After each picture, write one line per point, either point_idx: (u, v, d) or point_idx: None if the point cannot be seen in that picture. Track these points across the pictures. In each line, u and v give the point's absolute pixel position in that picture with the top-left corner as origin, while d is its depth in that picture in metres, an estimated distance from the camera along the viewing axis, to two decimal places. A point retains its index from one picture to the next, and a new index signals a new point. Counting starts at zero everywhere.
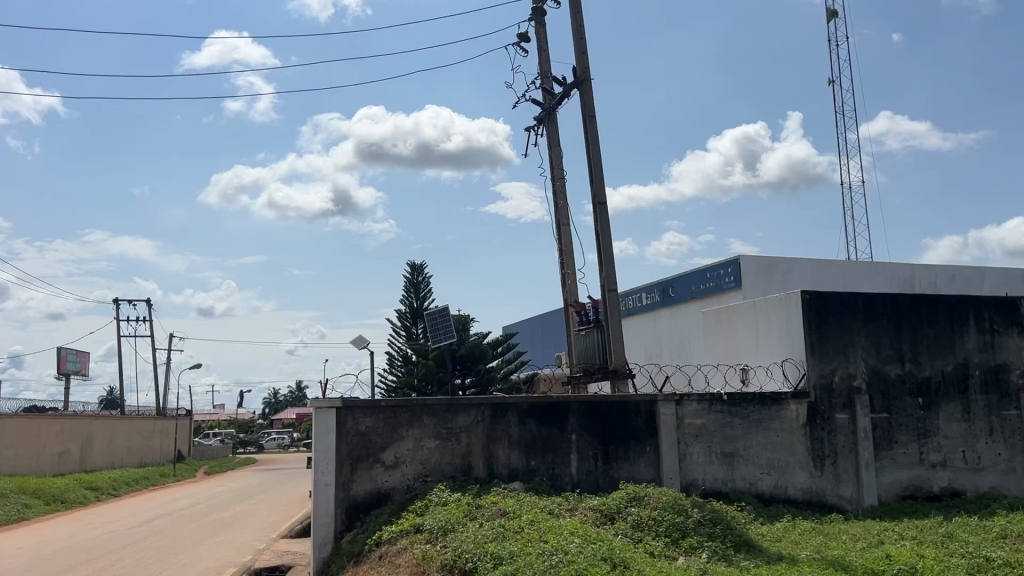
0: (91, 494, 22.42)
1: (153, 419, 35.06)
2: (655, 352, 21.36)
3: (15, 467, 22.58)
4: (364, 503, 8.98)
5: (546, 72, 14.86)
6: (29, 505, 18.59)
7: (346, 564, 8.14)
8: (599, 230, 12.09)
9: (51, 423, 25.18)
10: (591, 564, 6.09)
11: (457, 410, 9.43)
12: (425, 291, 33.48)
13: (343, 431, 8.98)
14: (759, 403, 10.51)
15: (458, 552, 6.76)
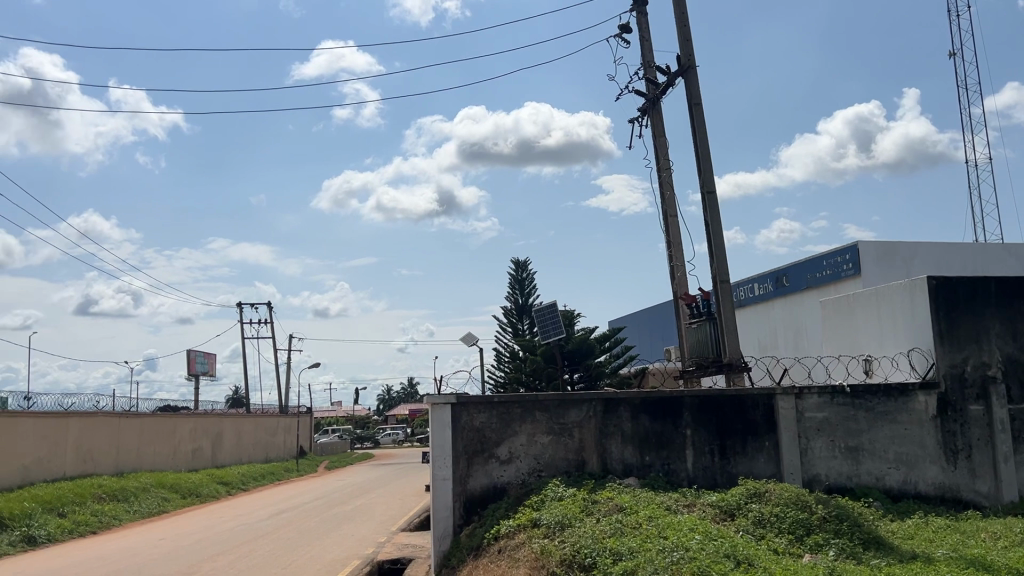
0: (223, 489, 23.65)
1: (276, 416, 36.64)
2: (770, 344, 20.79)
3: (154, 463, 24.06)
4: (480, 497, 9.12)
5: (649, 62, 14.66)
6: (167, 499, 19.79)
7: (466, 557, 8.28)
8: (709, 220, 11.84)
9: (184, 421, 26.68)
10: (714, 562, 5.97)
11: (568, 406, 9.43)
12: (529, 287, 33.73)
13: (458, 427, 9.15)
14: (884, 395, 10.07)
15: (577, 547, 6.78)
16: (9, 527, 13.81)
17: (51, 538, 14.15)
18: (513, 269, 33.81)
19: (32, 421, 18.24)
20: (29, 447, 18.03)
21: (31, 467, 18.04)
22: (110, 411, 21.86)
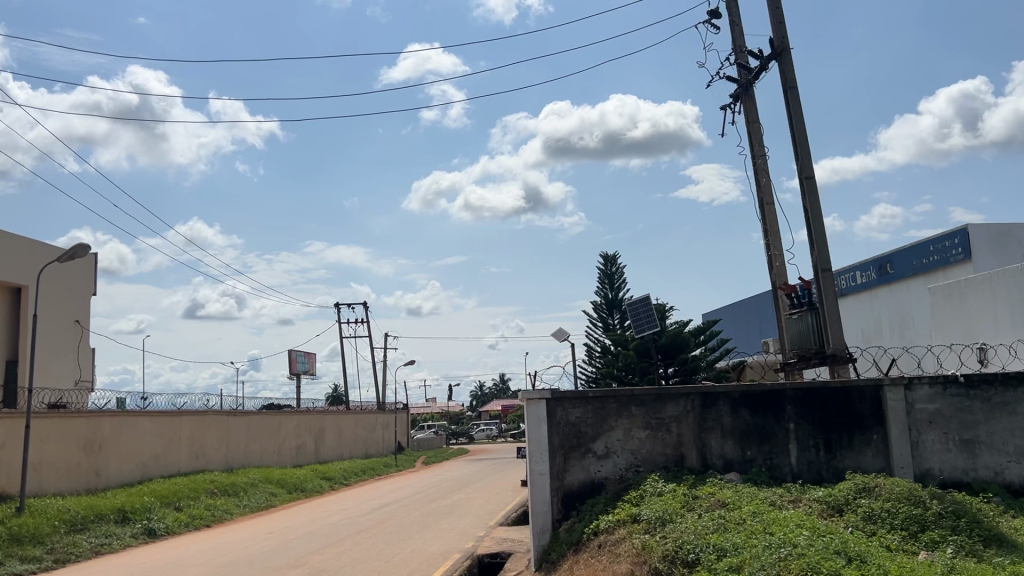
0: (327, 484, 24.37)
1: (374, 413, 37.52)
2: (874, 334, 20.03)
3: (261, 459, 25.01)
4: (579, 493, 9.11)
5: (740, 46, 14.31)
6: (274, 494, 20.53)
7: (566, 552, 8.28)
8: (808, 207, 11.47)
9: (288, 419, 27.62)
10: (824, 559, 5.79)
11: (665, 400, 9.30)
12: (619, 281, 33.44)
13: (554, 422, 9.15)
14: (1002, 385, 9.52)
15: (679, 542, 6.69)
16: (131, 519, 14.58)
17: (169, 531, 14.88)
18: (602, 264, 33.62)
19: (149, 419, 19.20)
20: (147, 445, 18.99)
21: (149, 464, 19.00)
22: (220, 410, 22.82)
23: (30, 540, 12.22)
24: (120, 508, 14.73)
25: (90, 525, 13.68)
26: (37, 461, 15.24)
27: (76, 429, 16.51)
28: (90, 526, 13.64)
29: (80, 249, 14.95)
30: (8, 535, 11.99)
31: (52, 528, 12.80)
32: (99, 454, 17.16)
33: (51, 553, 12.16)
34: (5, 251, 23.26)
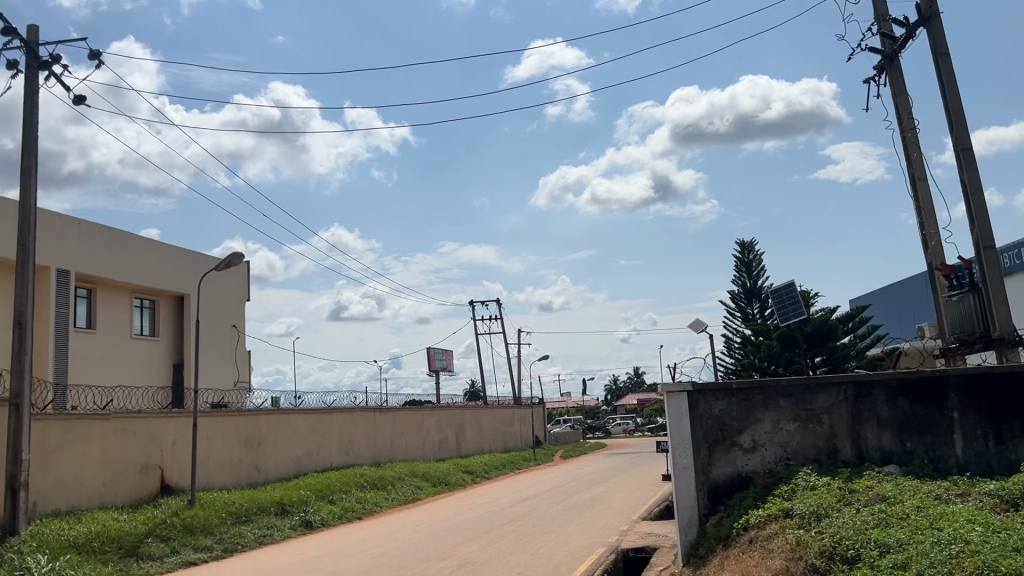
0: (469, 477, 24.89)
1: (512, 408, 37.98)
2: None
3: (406, 453, 25.84)
4: (726, 487, 8.88)
5: (883, 15, 13.53)
6: (420, 487, 21.17)
7: (715, 548, 8.08)
8: (966, 181, 10.72)
9: (431, 414, 28.41)
10: (1002, 556, 5.36)
11: (815, 390, 8.92)
12: (758, 269, 32.37)
13: (697, 415, 8.96)
14: None
15: (837, 538, 6.40)
16: (289, 512, 15.40)
17: (324, 523, 15.62)
18: (739, 251, 32.65)
19: (302, 417, 20.20)
20: (301, 442, 19.98)
21: (304, 460, 20.00)
22: (367, 407, 23.73)
23: (202, 530, 13.12)
24: (279, 501, 15.57)
25: (253, 516, 14.54)
26: (204, 457, 16.34)
27: (237, 428, 17.58)
28: (254, 518, 14.50)
29: (235, 257, 15.90)
30: (182, 525, 12.91)
31: (220, 520, 13.68)
32: (259, 450, 18.22)
33: (220, 542, 13.01)
34: (168, 262, 25.06)
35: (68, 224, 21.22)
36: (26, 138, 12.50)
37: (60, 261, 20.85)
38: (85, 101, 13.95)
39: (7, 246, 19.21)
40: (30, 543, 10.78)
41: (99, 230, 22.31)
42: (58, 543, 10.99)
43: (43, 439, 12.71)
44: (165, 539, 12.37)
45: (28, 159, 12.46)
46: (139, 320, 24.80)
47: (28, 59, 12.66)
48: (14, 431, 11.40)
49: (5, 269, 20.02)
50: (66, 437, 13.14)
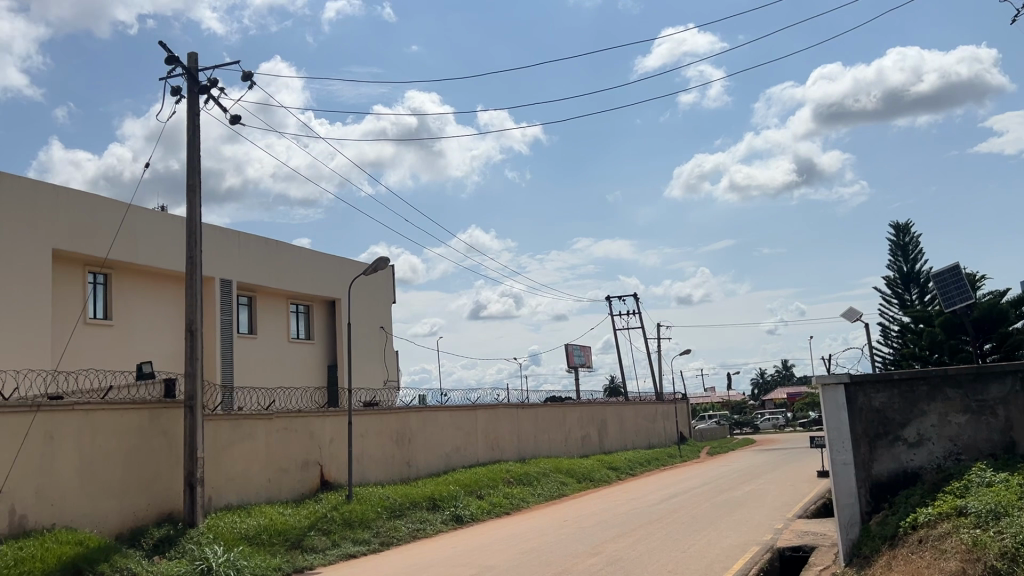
0: (614, 474, 24.79)
1: (655, 403, 37.50)
2: None
3: (550, 450, 26.02)
4: (890, 484, 8.42)
5: None
6: (565, 483, 21.26)
7: (881, 548, 7.66)
8: None
9: (573, 410, 28.48)
10: None
11: (987, 380, 8.28)
12: (915, 252, 30.52)
13: (855, 408, 8.53)
14: None
15: (1020, 539, 5.94)
16: (441, 506, 15.84)
17: (474, 517, 15.97)
18: (893, 235, 30.90)
19: (449, 414, 20.73)
20: (449, 438, 20.52)
21: (452, 456, 20.53)
22: (510, 404, 24.06)
23: (360, 524, 13.70)
24: (430, 496, 16.04)
25: (406, 511, 15.04)
26: (359, 453, 17.06)
27: (389, 425, 18.26)
28: (407, 512, 15.00)
29: (382, 261, 16.48)
30: (341, 519, 13.52)
31: (376, 514, 14.24)
32: (409, 447, 18.85)
33: (377, 536, 13.54)
34: (320, 268, 26.34)
35: (229, 236, 22.67)
36: (191, 157, 13.45)
37: (223, 272, 22.32)
38: (241, 120, 14.85)
39: (177, 259, 20.76)
40: (207, 535, 11.60)
41: (256, 241, 23.69)
42: (231, 535, 11.77)
43: (215, 438, 13.62)
44: (327, 532, 13.01)
45: (192, 177, 13.39)
46: (296, 324, 26.19)
47: (189, 84, 13.61)
48: (189, 431, 12.30)
49: (175, 280, 21.63)
50: (235, 436, 14.04)
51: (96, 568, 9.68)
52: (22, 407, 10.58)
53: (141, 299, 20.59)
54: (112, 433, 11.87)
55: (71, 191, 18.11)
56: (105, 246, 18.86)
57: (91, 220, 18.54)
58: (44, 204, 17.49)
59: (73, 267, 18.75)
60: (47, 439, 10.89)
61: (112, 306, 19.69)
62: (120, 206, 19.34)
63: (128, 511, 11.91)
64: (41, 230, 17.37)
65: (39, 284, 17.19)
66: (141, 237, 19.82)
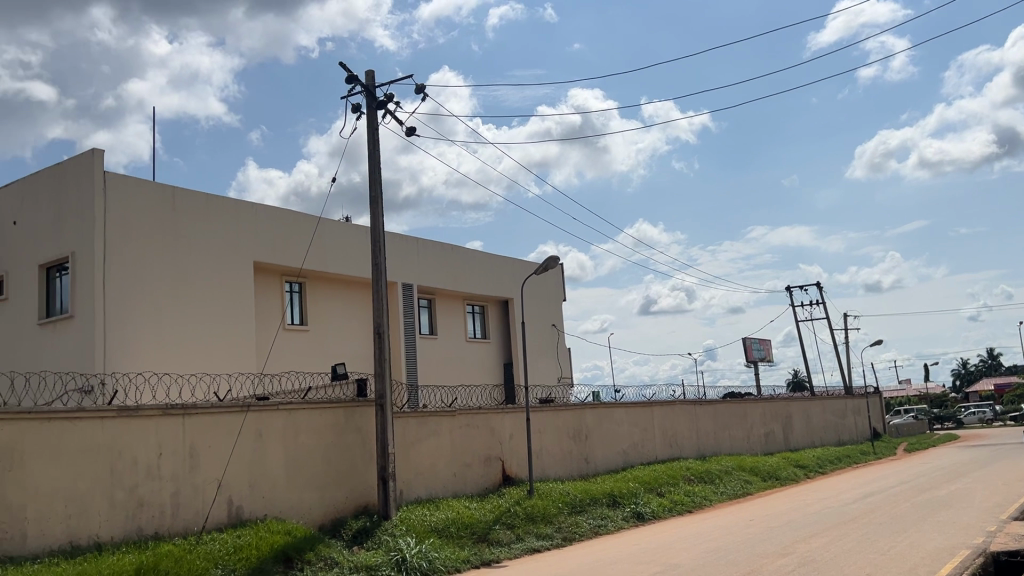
0: (802, 472, 23.72)
1: (844, 398, 35.55)
2: None
3: (732, 447, 25.32)
4: None
5: None
6: (750, 481, 20.59)
7: None
8: None
9: (756, 407, 27.55)
10: None
11: None
12: None
13: None
14: None
15: None
16: (621, 504, 15.82)
17: (655, 514, 15.82)
18: None
19: (625, 410, 20.65)
20: (627, 434, 20.46)
21: (630, 452, 20.46)
22: (688, 400, 23.60)
23: (542, 518, 13.93)
24: (611, 493, 16.06)
25: (587, 507, 15.14)
26: (539, 450, 17.36)
27: (567, 422, 18.46)
28: (588, 508, 15.10)
29: (552, 260, 16.68)
30: (525, 514, 13.81)
31: (558, 509, 14.44)
32: (587, 443, 18.96)
33: (559, 531, 13.73)
34: (493, 270, 27.01)
35: (409, 243, 23.74)
36: (372, 170, 14.20)
37: (404, 276, 23.40)
38: (415, 131, 15.49)
39: (363, 266, 21.97)
40: (400, 527, 12.20)
41: (433, 245, 24.64)
42: (422, 527, 12.32)
43: (404, 434, 14.31)
44: (511, 527, 13.34)
45: (375, 189, 14.13)
46: (472, 324, 27.03)
47: (367, 100, 14.37)
48: (380, 428, 12.99)
49: (363, 285, 22.91)
50: (421, 432, 14.69)
51: (304, 557, 10.44)
52: (234, 407, 11.58)
53: (332, 305, 21.98)
54: (313, 431, 12.76)
55: (268, 208, 19.62)
56: (300, 257, 20.29)
57: (286, 234, 20.01)
58: (246, 220, 19.05)
59: (272, 278, 20.31)
60: (256, 437, 11.86)
61: (308, 312, 21.15)
62: (311, 218, 20.75)
63: (329, 503, 12.75)
64: (245, 246, 18.96)
65: (242, 294, 18.71)
66: (331, 247, 21.16)
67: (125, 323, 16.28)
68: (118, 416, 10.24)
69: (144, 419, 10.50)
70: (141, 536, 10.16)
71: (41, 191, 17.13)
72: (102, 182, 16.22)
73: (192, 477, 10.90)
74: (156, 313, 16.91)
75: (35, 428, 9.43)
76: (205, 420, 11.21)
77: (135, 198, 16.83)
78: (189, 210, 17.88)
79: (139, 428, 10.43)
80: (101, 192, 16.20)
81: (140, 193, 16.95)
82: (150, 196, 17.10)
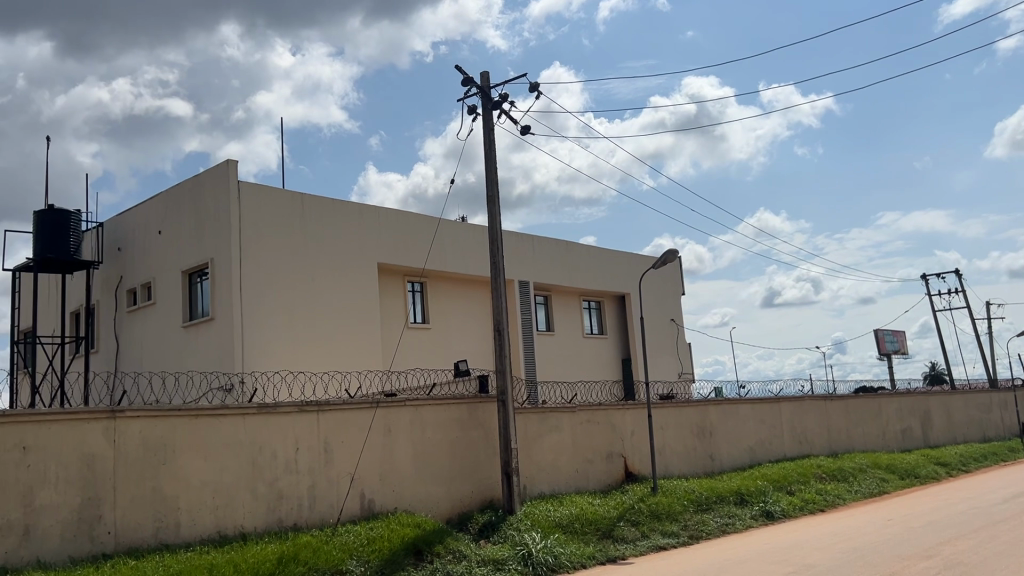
0: (944, 470, 22.45)
1: (989, 392, 33.39)
2: None
3: (866, 444, 24.23)
4: None
5: None
6: (886, 479, 19.65)
7: None
8: None
9: (891, 402, 26.26)
10: None
11: None
12: None
13: None
14: None
15: None
16: (749, 502, 15.43)
17: (786, 514, 15.33)
18: None
19: (751, 406, 20.11)
20: (753, 431, 19.93)
21: (757, 449, 19.92)
22: (818, 395, 22.75)
23: (668, 516, 13.75)
24: (738, 491, 15.69)
25: (713, 505, 14.84)
26: (662, 446, 17.16)
27: (690, 418, 18.15)
28: (715, 506, 14.80)
29: (671, 254, 16.43)
30: (649, 511, 13.67)
31: (683, 507, 14.22)
32: (712, 440, 18.58)
33: (685, 529, 13.53)
34: (609, 265, 26.86)
35: (524, 240, 23.91)
36: (489, 170, 14.37)
37: (521, 273, 23.60)
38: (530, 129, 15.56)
39: (482, 265, 22.29)
40: (525, 522, 12.30)
41: (548, 242, 24.73)
42: (547, 522, 12.39)
43: (526, 430, 14.44)
44: (637, 523, 13.23)
45: (492, 188, 14.30)
46: (589, 320, 26.97)
47: (482, 102, 14.55)
48: (503, 423, 13.14)
49: (482, 283, 23.26)
50: (543, 428, 14.78)
51: (433, 549, 10.68)
52: (364, 403, 11.98)
53: (453, 303, 22.42)
54: (438, 426, 13.05)
55: (390, 211, 20.22)
56: (421, 258, 20.79)
57: (408, 235, 20.54)
58: (369, 223, 19.68)
59: (395, 278, 20.88)
60: (385, 433, 12.24)
61: (429, 311, 21.62)
62: (431, 220, 21.21)
63: (456, 497, 13.00)
64: (369, 248, 19.59)
65: (367, 295, 19.33)
66: (451, 247, 21.58)
67: (261, 324, 17.12)
68: (258, 413, 10.77)
69: (282, 416, 11.00)
70: (282, 526, 10.66)
71: (181, 202, 18.24)
72: (236, 192, 17.10)
73: (326, 471, 11.35)
74: (288, 314, 17.68)
75: (184, 424, 10.06)
76: (338, 416, 11.65)
77: (266, 205, 17.66)
78: (317, 215, 18.62)
79: (277, 424, 10.95)
80: (236, 201, 17.09)
81: (271, 201, 17.78)
82: (280, 203, 17.92)
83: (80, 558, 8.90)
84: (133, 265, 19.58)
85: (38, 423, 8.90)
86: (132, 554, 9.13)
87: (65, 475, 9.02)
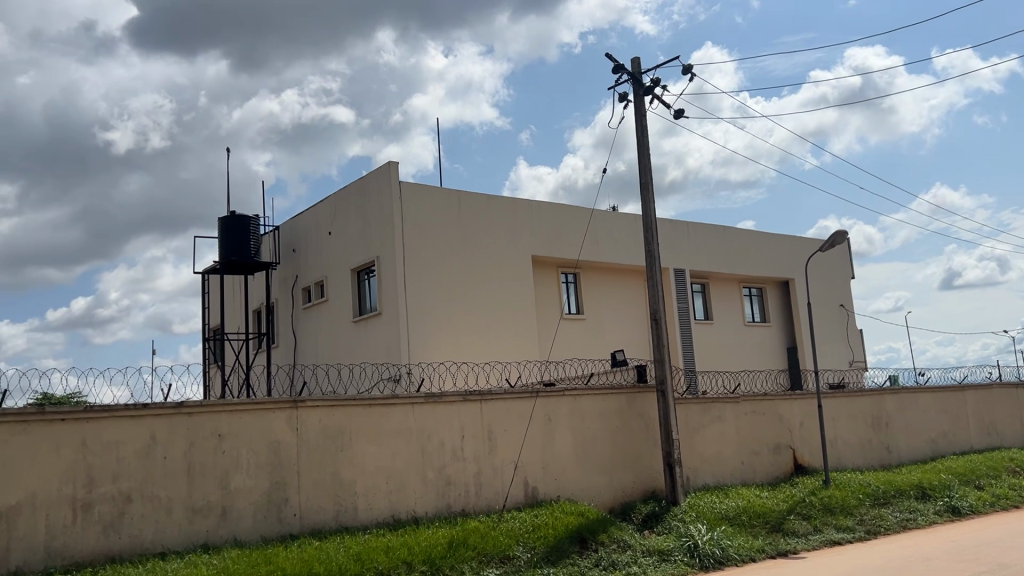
0: None
1: None
2: None
3: None
4: None
5: None
6: None
7: None
8: None
9: None
10: None
11: None
12: None
13: None
14: None
15: None
16: (932, 497, 14.47)
17: (974, 509, 14.25)
18: None
19: (932, 395, 18.82)
20: (934, 421, 18.66)
21: (940, 441, 18.64)
22: (1008, 383, 20.97)
23: (842, 510, 13.14)
24: (919, 485, 14.74)
25: (892, 499, 14.03)
26: (833, 438, 16.39)
27: (864, 408, 17.23)
28: (894, 501, 13.98)
29: (839, 236, 15.64)
30: (821, 505, 13.11)
31: (858, 501, 13.53)
32: (888, 431, 17.55)
33: (862, 523, 12.87)
34: (770, 250, 25.90)
35: (679, 227, 23.49)
36: (642, 157, 14.21)
37: (676, 261, 23.20)
38: (683, 113, 15.23)
39: (635, 253, 22.11)
40: (690, 513, 12.12)
41: (704, 228, 24.16)
42: (713, 514, 12.14)
43: (687, 420, 14.20)
44: (808, 517, 12.72)
45: (645, 175, 14.14)
46: (750, 308, 26.14)
47: (634, 88, 14.39)
48: (663, 413, 12.99)
49: (636, 273, 23.08)
50: (705, 419, 14.47)
51: (598, 538, 10.72)
52: (525, 394, 12.19)
53: (609, 293, 22.38)
54: (598, 416, 13.08)
55: (544, 205, 20.44)
56: (576, 248, 20.87)
57: (561, 226, 20.69)
58: (523, 216, 19.97)
59: (549, 269, 21.09)
60: (547, 422, 12.41)
61: (584, 301, 21.68)
62: (584, 210, 21.26)
63: (618, 487, 12.99)
64: (524, 240, 19.89)
65: (524, 287, 19.64)
66: (604, 238, 21.54)
67: (425, 318, 17.77)
68: (425, 402, 11.21)
69: (447, 405, 11.39)
70: (451, 512, 11.05)
71: (348, 203, 19.22)
72: (398, 193, 17.82)
73: (491, 459, 11.65)
74: (450, 307, 18.25)
75: (359, 413, 10.62)
76: (500, 405, 11.93)
77: (426, 202, 18.30)
78: (473, 210, 19.10)
79: (444, 413, 11.34)
80: (398, 200, 17.83)
81: (431, 199, 18.41)
82: (438, 200, 18.52)
83: (271, 537, 9.62)
84: (306, 264, 20.84)
85: (231, 413, 9.67)
86: (316, 536, 9.75)
87: (256, 461, 9.75)
